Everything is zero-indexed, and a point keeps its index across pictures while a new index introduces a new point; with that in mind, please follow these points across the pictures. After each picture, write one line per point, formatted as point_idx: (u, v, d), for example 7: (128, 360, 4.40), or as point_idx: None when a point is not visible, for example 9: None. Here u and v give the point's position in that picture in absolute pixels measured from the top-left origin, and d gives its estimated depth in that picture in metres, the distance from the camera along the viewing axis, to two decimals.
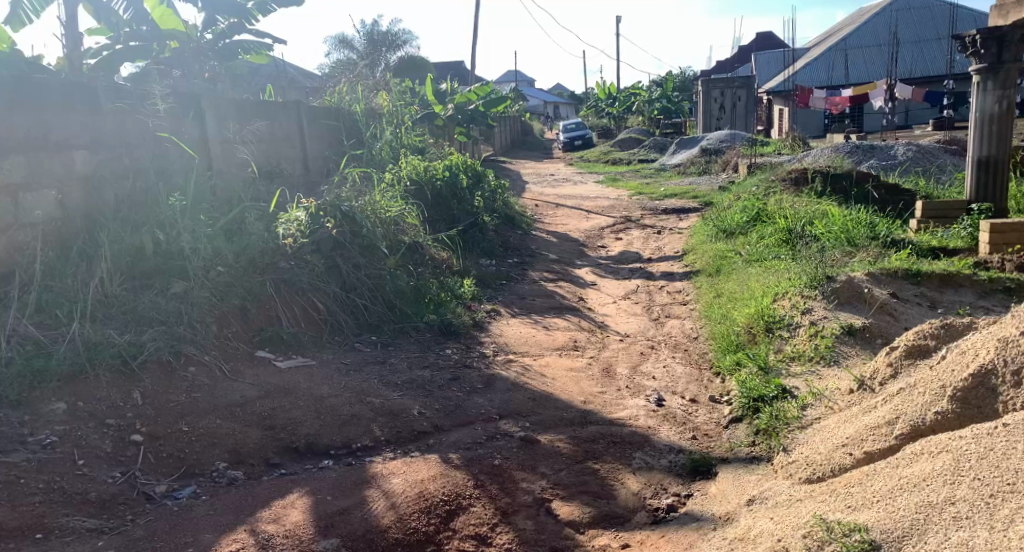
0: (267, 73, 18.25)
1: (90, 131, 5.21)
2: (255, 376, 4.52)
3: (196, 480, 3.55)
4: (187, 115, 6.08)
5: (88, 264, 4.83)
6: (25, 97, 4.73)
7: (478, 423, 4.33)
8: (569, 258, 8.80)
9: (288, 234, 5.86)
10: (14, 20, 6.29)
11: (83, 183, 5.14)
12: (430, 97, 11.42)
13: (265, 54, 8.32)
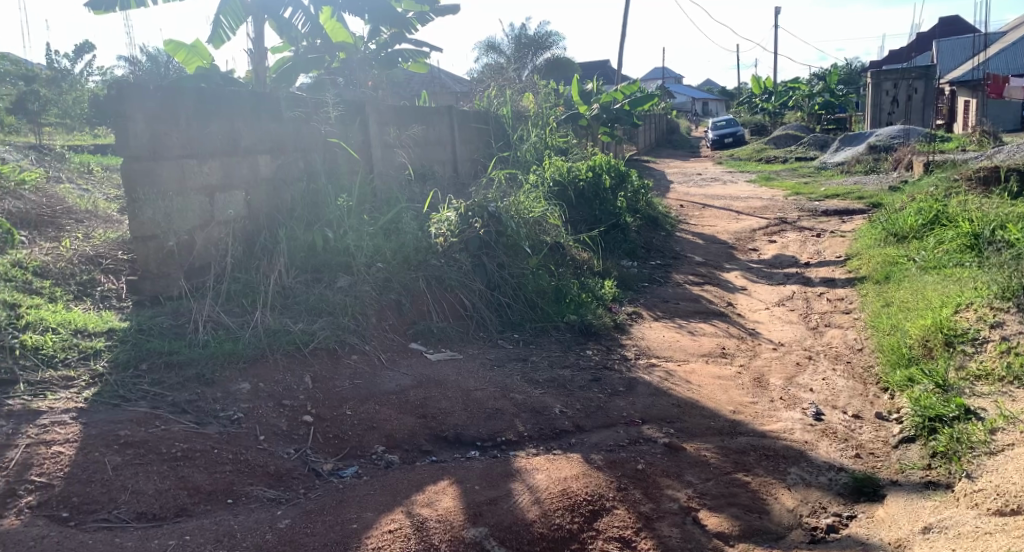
0: (419, 78, 18.95)
1: (273, 138, 5.70)
2: (408, 365, 4.76)
3: (357, 461, 3.79)
4: (355, 121, 6.50)
5: (269, 258, 5.30)
6: (223, 107, 5.26)
7: (621, 425, 4.33)
8: (717, 261, 8.55)
9: (440, 233, 6.08)
10: (216, 38, 6.97)
11: (265, 185, 5.65)
12: (576, 96, 11.48)
13: (424, 62, 8.68)
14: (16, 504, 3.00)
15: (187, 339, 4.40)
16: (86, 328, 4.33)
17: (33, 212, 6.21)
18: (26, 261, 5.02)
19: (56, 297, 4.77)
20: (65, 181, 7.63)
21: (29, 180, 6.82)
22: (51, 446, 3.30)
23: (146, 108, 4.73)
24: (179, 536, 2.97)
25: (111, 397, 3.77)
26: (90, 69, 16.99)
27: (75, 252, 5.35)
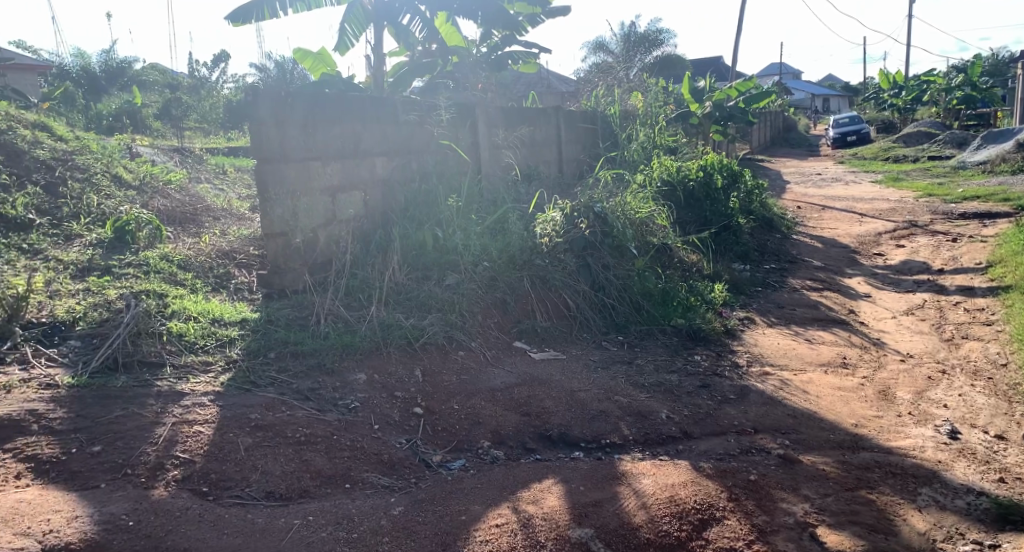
0: (529, 79, 19.12)
1: (389, 141, 5.91)
2: (513, 363, 4.82)
3: (465, 454, 3.88)
4: (465, 123, 6.64)
5: (383, 256, 5.49)
6: (345, 112, 5.50)
7: (732, 434, 4.22)
8: (837, 266, 8.17)
9: (544, 233, 6.07)
10: (342, 46, 7.32)
11: (381, 185, 5.87)
12: (687, 95, 11.23)
13: (532, 63, 8.76)
14: (163, 476, 3.25)
15: (310, 330, 4.63)
16: (222, 317, 4.65)
17: (177, 209, 6.72)
18: (171, 256, 5.50)
19: (197, 288, 5.14)
20: (204, 181, 8.20)
21: (173, 180, 7.39)
22: (193, 425, 3.56)
23: (277, 113, 5.01)
24: (303, 516, 3.15)
25: (243, 382, 4.02)
26: (224, 77, 18.18)
27: (213, 248, 5.78)
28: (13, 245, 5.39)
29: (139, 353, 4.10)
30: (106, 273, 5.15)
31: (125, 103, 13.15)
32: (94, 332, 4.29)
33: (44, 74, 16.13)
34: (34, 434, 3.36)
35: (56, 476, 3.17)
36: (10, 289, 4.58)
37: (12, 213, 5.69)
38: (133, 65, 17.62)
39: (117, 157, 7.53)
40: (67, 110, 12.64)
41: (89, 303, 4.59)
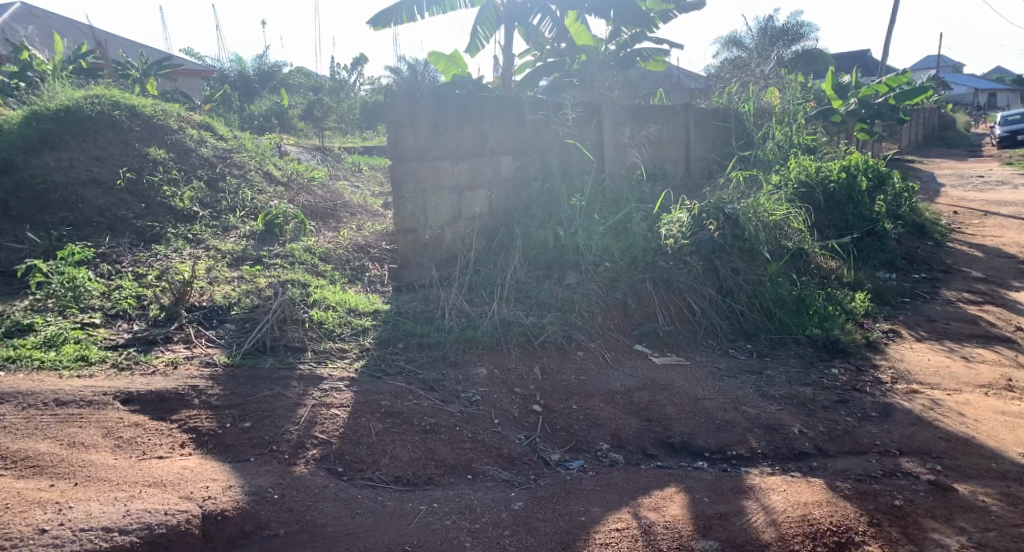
0: (658, 77, 18.77)
1: (514, 140, 5.99)
2: (634, 366, 4.75)
3: (584, 455, 3.88)
4: (591, 122, 6.60)
5: (506, 254, 5.57)
6: (473, 112, 5.62)
7: (873, 454, 3.98)
8: (1000, 278, 7.51)
9: (670, 234, 5.93)
10: (472, 47, 7.46)
11: (506, 184, 5.96)
12: (829, 91, 10.70)
13: (661, 59, 8.60)
14: (304, 454, 3.46)
15: (437, 323, 4.78)
16: (357, 308, 4.88)
17: (319, 205, 7.12)
18: (314, 249, 5.86)
19: (335, 279, 5.43)
20: (343, 178, 8.64)
21: (317, 177, 7.83)
22: (330, 408, 3.77)
23: (412, 114, 5.18)
24: (428, 503, 3.26)
25: (375, 370, 4.21)
26: (361, 80, 19.02)
27: (350, 242, 6.08)
28: (180, 235, 5.92)
29: (285, 338, 4.38)
30: (256, 263, 5.57)
31: (273, 106, 14.02)
32: (247, 316, 4.64)
33: (206, 78, 17.42)
34: (196, 408, 3.66)
35: (213, 447, 3.45)
36: (177, 275, 5.03)
37: (179, 205, 6.26)
38: (282, 69, 18.66)
39: (268, 154, 8.07)
40: (224, 110, 13.61)
41: (242, 290, 4.97)
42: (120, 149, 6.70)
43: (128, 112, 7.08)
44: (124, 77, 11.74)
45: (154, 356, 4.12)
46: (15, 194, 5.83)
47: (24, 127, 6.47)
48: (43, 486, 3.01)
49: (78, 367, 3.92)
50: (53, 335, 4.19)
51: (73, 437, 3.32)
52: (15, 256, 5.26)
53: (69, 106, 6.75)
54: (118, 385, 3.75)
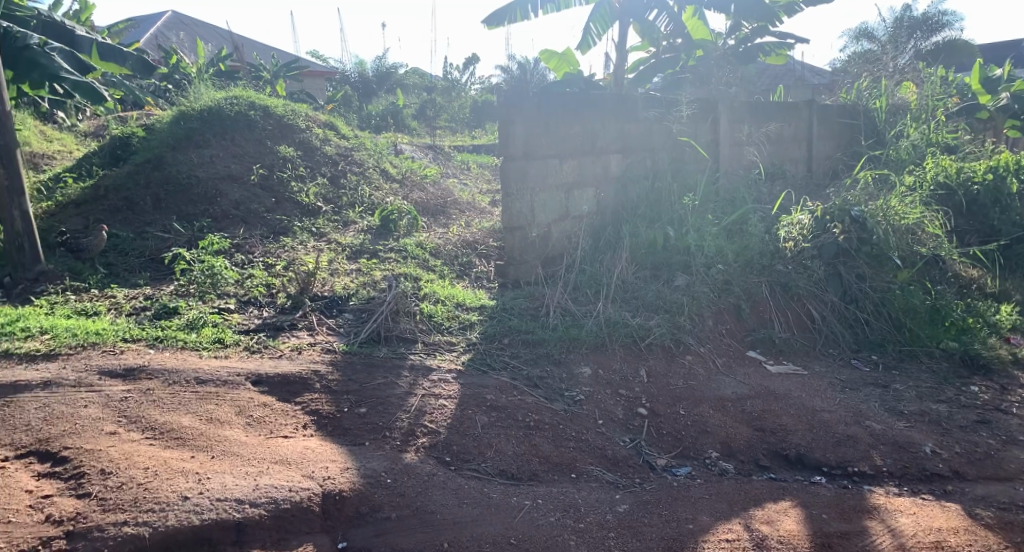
0: (782, 72, 18.03)
1: (625, 138, 5.91)
2: (746, 374, 4.60)
3: (691, 462, 3.80)
4: (706, 120, 6.41)
5: (613, 253, 5.50)
6: (585, 109, 5.58)
7: (1019, 482, 3.69)
8: None
9: (789, 237, 5.67)
10: (584, 45, 7.43)
11: (615, 183, 5.89)
12: (975, 85, 9.94)
13: (784, 54, 8.25)
14: (414, 442, 3.57)
15: (542, 320, 4.79)
16: (465, 303, 4.97)
17: (431, 202, 7.31)
18: (425, 244, 6.03)
19: (444, 274, 5.56)
20: (454, 176, 8.82)
21: (430, 175, 8.02)
22: (439, 399, 3.86)
23: (523, 112, 5.22)
24: (533, 498, 3.30)
25: (482, 364, 4.28)
26: (474, 79, 19.36)
27: (459, 238, 6.21)
28: (305, 228, 6.25)
29: (398, 329, 4.52)
30: (373, 257, 5.79)
31: (390, 105, 14.45)
32: (364, 307, 4.82)
33: (329, 79, 18.22)
34: (317, 391, 3.84)
35: (332, 430, 3.61)
36: (302, 266, 5.30)
37: (305, 200, 6.61)
38: (399, 68, 19.24)
39: (385, 153, 8.34)
40: (344, 110, 14.18)
41: (360, 282, 5.20)
42: (255, 147, 7.14)
43: (263, 112, 7.51)
44: (257, 80, 12.47)
45: (281, 341, 4.35)
46: (164, 188, 6.39)
47: (173, 127, 7.03)
48: (185, 456, 3.25)
49: (216, 348, 4.20)
50: (195, 318, 4.51)
51: (210, 413, 3.56)
52: (163, 244, 5.73)
53: (212, 106, 7.26)
54: (249, 367, 3.98)
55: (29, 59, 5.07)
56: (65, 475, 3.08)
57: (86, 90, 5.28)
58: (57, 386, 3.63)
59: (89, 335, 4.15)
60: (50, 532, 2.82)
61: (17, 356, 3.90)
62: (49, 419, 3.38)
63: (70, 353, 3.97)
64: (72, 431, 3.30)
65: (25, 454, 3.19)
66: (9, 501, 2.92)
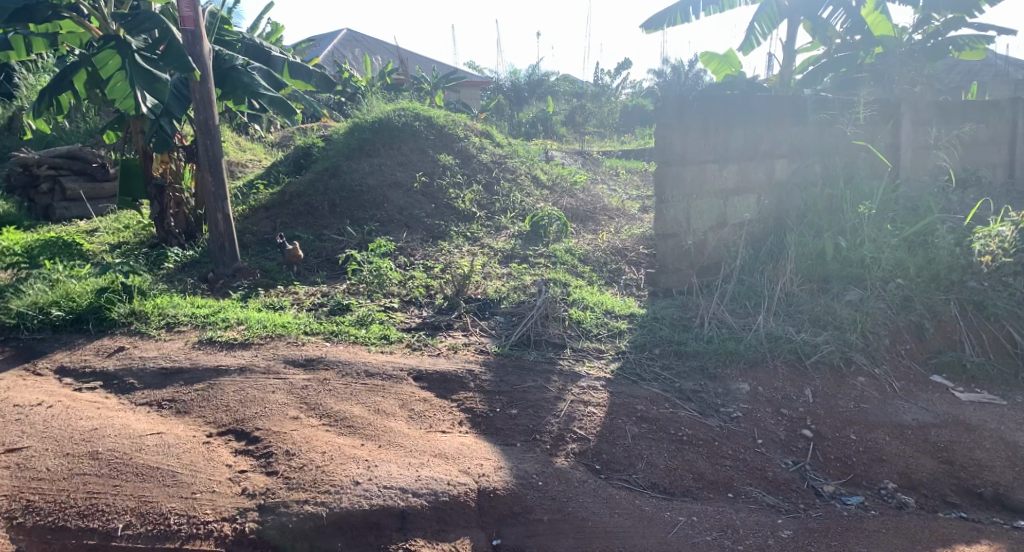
0: (968, 66, 16.50)
1: (792, 141, 5.62)
2: (930, 400, 4.28)
3: (863, 491, 3.64)
4: (886, 122, 5.96)
5: (774, 263, 5.26)
6: (748, 113, 5.38)
7: None
8: None
9: (986, 250, 5.08)
10: (746, 45, 7.18)
11: (780, 189, 5.62)
12: None
13: (982, 48, 7.48)
14: (564, 447, 3.62)
15: (695, 331, 4.69)
16: (614, 310, 4.97)
17: (581, 208, 7.35)
18: (574, 250, 6.09)
19: (593, 281, 5.59)
20: (603, 182, 8.82)
21: (579, 180, 8.05)
22: (588, 406, 3.89)
23: (680, 117, 5.14)
24: (687, 515, 3.30)
25: (631, 373, 4.25)
26: (626, 83, 19.27)
27: (608, 245, 6.21)
28: (461, 233, 6.50)
29: (547, 334, 4.60)
30: (523, 261, 5.93)
31: (541, 112, 14.66)
32: (514, 311, 4.95)
33: (483, 89, 18.81)
34: (470, 390, 3.99)
35: (485, 428, 3.73)
36: (458, 269, 5.52)
37: (461, 206, 6.88)
38: (551, 75, 19.47)
39: (537, 159, 8.49)
40: (497, 118, 14.55)
41: (511, 286, 5.33)
42: (417, 156, 7.52)
43: (426, 123, 7.90)
44: (419, 92, 13.14)
45: (439, 340, 4.56)
46: (339, 195, 6.89)
47: (348, 137, 7.61)
48: (355, 443, 3.48)
49: (382, 344, 4.46)
50: (364, 315, 4.82)
51: (378, 405, 3.79)
52: (337, 246, 6.19)
53: (382, 118, 7.75)
54: (410, 363, 4.20)
55: (234, 78, 5.63)
56: (256, 452, 3.39)
57: (279, 104, 5.77)
58: (250, 372, 4.00)
59: (276, 327, 4.54)
60: (245, 504, 3.11)
61: (219, 343, 4.34)
62: (243, 402, 3.73)
63: (261, 343, 4.36)
64: (262, 413, 3.63)
65: (223, 432, 3.54)
66: (212, 472, 3.24)
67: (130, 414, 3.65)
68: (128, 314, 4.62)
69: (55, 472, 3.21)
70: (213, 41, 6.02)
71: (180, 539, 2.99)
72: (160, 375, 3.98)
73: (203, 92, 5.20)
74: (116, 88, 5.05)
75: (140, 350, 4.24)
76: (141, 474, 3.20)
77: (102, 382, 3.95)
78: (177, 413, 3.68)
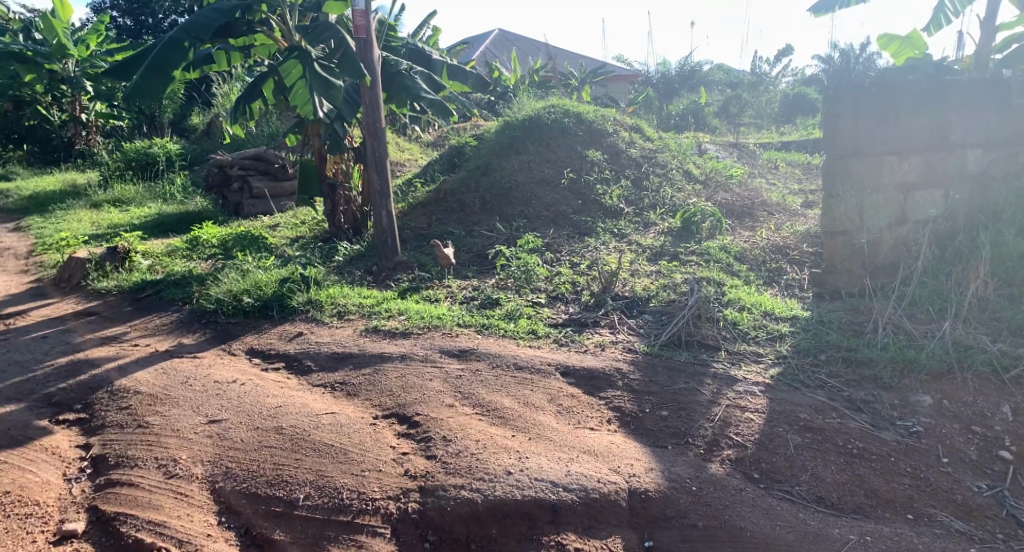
0: None
1: (991, 129, 5.05)
2: None
3: None
4: None
5: (965, 264, 4.76)
6: (935, 100, 4.94)
7: None
8: None
9: None
10: (934, 24, 6.58)
11: (973, 182, 5.08)
12: None
13: None
14: (719, 453, 3.48)
15: (867, 337, 4.37)
16: (775, 312, 4.73)
17: (737, 203, 7.05)
18: (730, 247, 5.86)
19: (751, 280, 5.35)
20: (761, 176, 8.42)
21: (735, 174, 7.72)
22: (744, 411, 3.72)
23: (855, 106, 4.88)
24: (859, 534, 3.09)
25: (793, 379, 4.02)
26: (786, 71, 18.34)
27: (768, 243, 5.92)
28: (608, 229, 6.44)
29: (699, 335, 4.45)
30: (674, 259, 5.77)
31: (693, 104, 14.26)
32: (664, 310, 4.82)
33: (633, 83, 18.59)
34: (619, 388, 3.93)
35: (635, 428, 3.65)
36: (606, 267, 5.47)
37: (608, 201, 6.80)
38: (704, 65, 18.83)
39: (689, 153, 8.24)
40: (646, 112, 14.30)
41: (660, 284, 5.21)
42: (566, 152, 7.52)
43: (576, 119, 7.88)
44: (567, 88, 13.18)
45: (586, 337, 4.53)
46: (490, 192, 7.04)
47: (498, 136, 7.76)
48: (507, 435, 3.52)
49: (530, 338, 4.49)
50: (512, 309, 4.88)
51: (527, 397, 3.82)
52: (487, 241, 6.32)
53: (532, 116, 7.83)
54: (558, 358, 4.21)
55: (399, 82, 5.91)
56: (416, 437, 3.51)
57: (438, 106, 5.97)
58: (410, 359, 4.17)
59: (432, 318, 4.69)
60: (407, 484, 3.22)
61: (382, 331, 4.55)
62: (405, 388, 3.89)
63: (419, 332, 4.52)
64: (421, 400, 3.77)
65: (388, 415, 3.70)
66: (379, 453, 3.40)
67: (307, 394, 3.90)
68: (306, 302, 4.95)
69: (248, 443, 3.46)
70: (381, 48, 6.37)
71: (352, 513, 3.13)
72: (332, 359, 4.23)
73: (372, 97, 5.48)
74: (298, 95, 5.36)
75: (315, 336, 4.53)
76: (318, 449, 3.40)
77: (284, 363, 4.26)
78: (348, 395, 3.89)
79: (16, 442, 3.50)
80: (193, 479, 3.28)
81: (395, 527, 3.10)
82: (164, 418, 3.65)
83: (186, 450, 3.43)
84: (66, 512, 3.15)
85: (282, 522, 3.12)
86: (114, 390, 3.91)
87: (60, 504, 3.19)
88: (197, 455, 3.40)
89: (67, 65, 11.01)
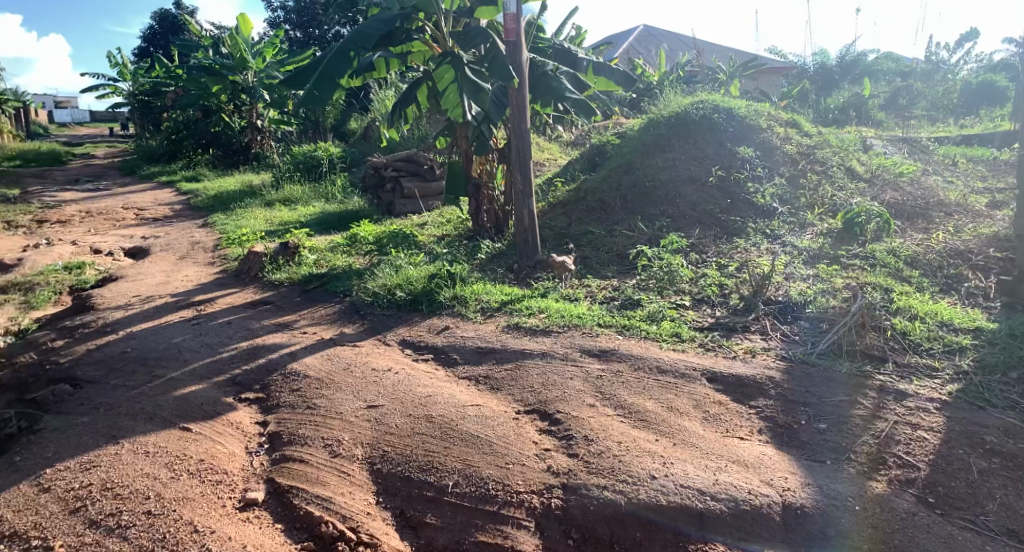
0: None
1: None
2: None
3: None
4: None
5: None
6: None
7: None
8: None
9: None
10: None
11: None
12: None
13: None
14: (886, 472, 3.23)
15: None
16: (953, 322, 4.33)
17: (908, 203, 6.52)
18: (899, 251, 5.43)
19: (923, 287, 4.94)
20: (936, 174, 7.74)
21: (907, 171, 7.14)
22: (916, 429, 3.43)
23: None
24: None
25: (975, 397, 3.66)
26: (967, 57, 16.80)
27: (946, 247, 5.43)
28: (759, 230, 6.16)
29: (863, 344, 4.15)
30: (834, 262, 5.42)
31: (855, 96, 13.37)
32: (823, 317, 4.54)
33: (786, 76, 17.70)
34: (772, 398, 3.74)
35: (789, 439, 3.46)
36: (758, 269, 5.24)
37: (760, 201, 6.51)
38: (869, 54, 17.55)
39: (852, 149, 7.73)
40: (802, 105, 13.58)
41: (818, 289, 4.92)
42: (715, 149, 7.27)
43: (727, 115, 7.61)
44: (715, 82, 12.75)
45: (735, 342, 4.34)
46: (634, 191, 6.93)
47: (644, 134, 7.62)
48: (651, 438, 3.45)
49: (674, 341, 4.38)
50: (655, 310, 4.78)
51: (671, 402, 3.73)
52: (629, 241, 6.23)
53: (680, 113, 7.64)
54: (704, 363, 4.07)
55: (545, 83, 5.95)
56: (558, 434, 3.51)
57: (582, 106, 5.94)
58: (552, 357, 4.19)
59: (572, 317, 4.69)
60: (550, 480, 3.23)
61: (524, 328, 4.60)
62: (546, 385, 3.90)
63: (559, 331, 4.53)
64: (563, 398, 3.77)
65: (530, 410, 3.72)
66: (521, 447, 3.43)
67: (454, 386, 4.00)
68: (451, 297, 5.11)
69: (402, 428, 3.61)
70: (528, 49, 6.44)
71: (497, 503, 3.17)
72: (476, 353, 4.33)
73: (518, 99, 5.55)
74: (449, 99, 5.58)
75: (460, 330, 4.65)
76: (465, 439, 3.49)
77: (433, 354, 4.40)
78: (492, 389, 3.95)
79: (206, 416, 3.83)
80: (354, 460, 3.46)
81: (539, 521, 3.11)
82: (329, 401, 3.87)
83: (348, 433, 3.62)
84: (249, 482, 3.39)
85: (433, 506, 3.21)
86: (286, 373, 4.20)
87: (244, 474, 3.43)
88: (357, 437, 3.58)
89: (247, 76, 12.00)
